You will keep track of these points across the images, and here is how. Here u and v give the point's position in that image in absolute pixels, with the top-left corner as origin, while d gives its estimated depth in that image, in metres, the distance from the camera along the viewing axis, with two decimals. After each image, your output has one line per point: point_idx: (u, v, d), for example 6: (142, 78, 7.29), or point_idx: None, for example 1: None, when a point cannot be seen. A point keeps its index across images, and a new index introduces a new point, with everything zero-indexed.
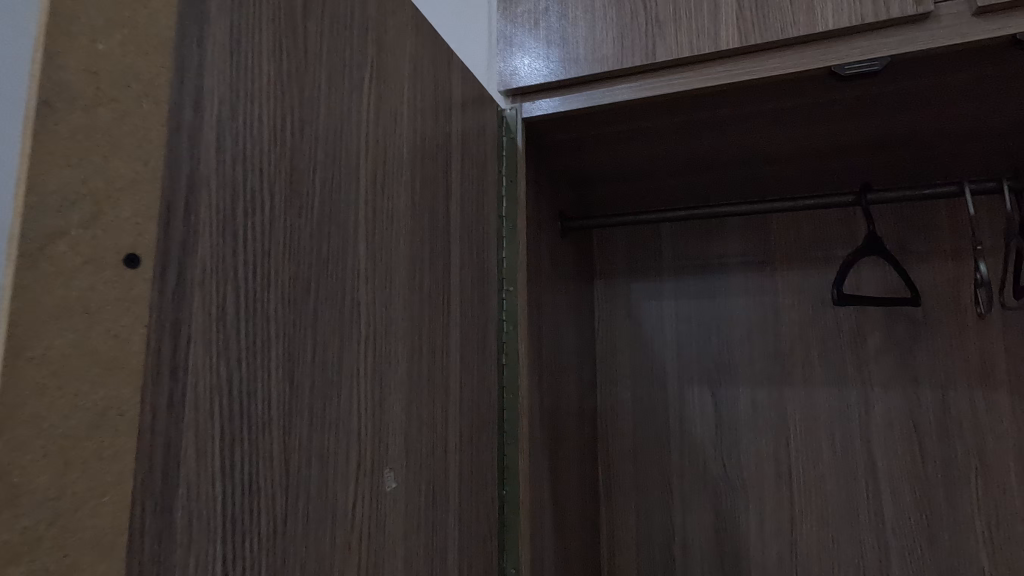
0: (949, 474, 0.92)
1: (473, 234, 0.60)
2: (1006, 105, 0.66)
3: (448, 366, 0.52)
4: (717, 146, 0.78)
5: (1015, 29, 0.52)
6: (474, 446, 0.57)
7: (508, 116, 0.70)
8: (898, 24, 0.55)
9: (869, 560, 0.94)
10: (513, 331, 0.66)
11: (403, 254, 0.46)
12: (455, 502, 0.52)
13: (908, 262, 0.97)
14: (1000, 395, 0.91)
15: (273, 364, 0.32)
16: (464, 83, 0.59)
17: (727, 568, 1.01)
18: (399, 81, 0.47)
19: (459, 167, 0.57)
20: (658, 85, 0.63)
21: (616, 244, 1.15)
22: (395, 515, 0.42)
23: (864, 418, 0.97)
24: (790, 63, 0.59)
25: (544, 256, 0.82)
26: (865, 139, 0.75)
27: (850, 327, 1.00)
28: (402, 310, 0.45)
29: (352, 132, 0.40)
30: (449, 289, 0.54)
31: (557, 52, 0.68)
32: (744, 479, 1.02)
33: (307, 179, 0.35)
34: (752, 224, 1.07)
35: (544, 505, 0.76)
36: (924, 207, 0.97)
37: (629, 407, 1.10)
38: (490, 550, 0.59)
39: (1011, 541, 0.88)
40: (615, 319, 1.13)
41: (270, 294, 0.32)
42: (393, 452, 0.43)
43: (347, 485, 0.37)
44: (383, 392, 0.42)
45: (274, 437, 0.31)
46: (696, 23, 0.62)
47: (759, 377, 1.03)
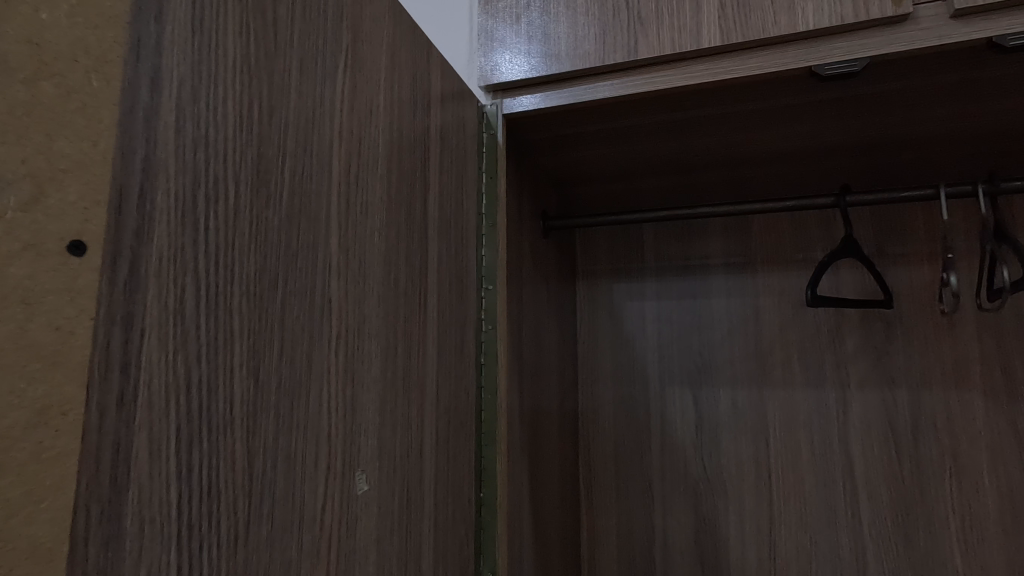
0: (923, 474, 0.93)
1: (452, 231, 0.59)
2: (982, 108, 0.67)
3: (424, 365, 0.51)
4: (699, 145, 0.78)
5: (992, 32, 0.52)
6: (451, 447, 0.56)
7: (489, 111, 0.69)
8: (877, 25, 0.56)
9: (846, 560, 0.94)
10: (492, 331, 0.65)
11: (378, 249, 0.44)
12: (431, 505, 0.51)
13: (885, 264, 0.99)
14: (973, 395, 0.93)
15: (237, 360, 0.30)
16: (444, 76, 0.58)
17: (707, 569, 1.01)
18: (376, 71, 0.45)
19: (438, 162, 0.56)
20: (640, 82, 0.63)
21: (598, 244, 1.15)
22: (367, 518, 0.41)
23: (841, 419, 0.98)
24: (772, 62, 0.59)
25: (525, 255, 0.81)
26: (844, 141, 0.76)
27: (828, 328, 1.00)
28: (377, 307, 0.44)
29: (325, 121, 0.39)
30: (426, 287, 0.52)
31: (539, 48, 0.67)
32: (724, 480, 1.02)
33: (276, 168, 0.34)
34: (732, 226, 1.07)
35: (524, 508, 0.75)
36: (901, 210, 0.98)
37: (610, 409, 1.10)
38: (468, 553, 0.58)
39: (983, 540, 0.89)
40: (598, 320, 1.13)
41: (235, 287, 0.30)
42: (366, 453, 0.41)
43: (316, 488, 0.35)
44: (356, 391, 0.40)
45: (236, 438, 0.30)
46: (679, 20, 0.61)
47: (740, 379, 1.04)
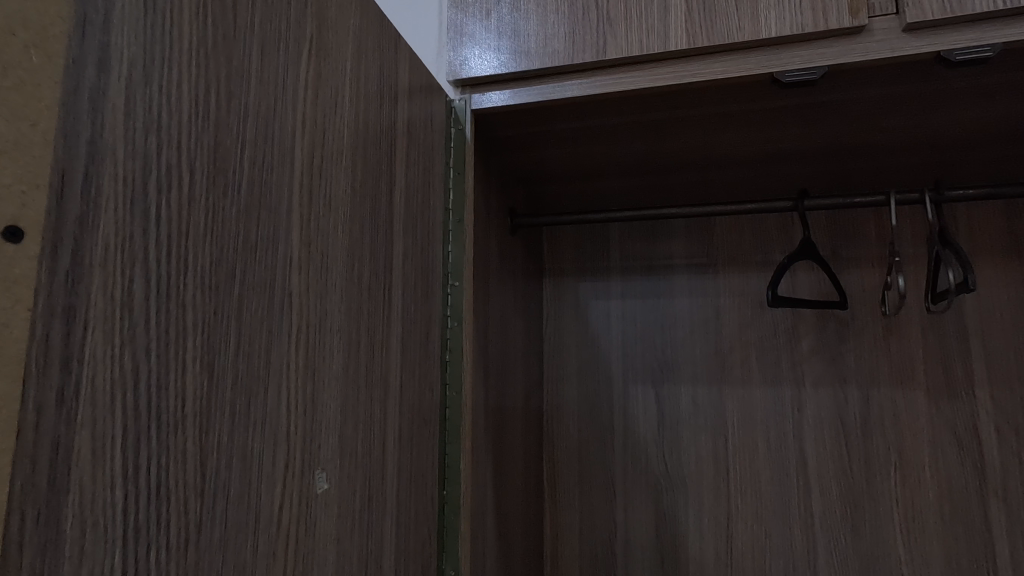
0: (870, 468, 0.97)
1: (418, 226, 0.58)
2: (930, 119, 0.70)
3: (387, 362, 0.50)
4: (665, 147, 0.79)
5: (940, 47, 0.55)
6: (414, 446, 0.55)
7: (457, 106, 0.68)
8: (835, 36, 0.57)
9: (798, 553, 0.98)
10: (457, 328, 0.65)
11: (342, 243, 0.43)
12: (393, 503, 0.50)
13: (839, 267, 1.02)
14: (917, 394, 0.97)
15: (190, 356, 0.29)
16: (412, 68, 0.57)
17: (666, 564, 1.03)
18: (342, 62, 0.44)
19: (405, 157, 0.55)
20: (608, 82, 0.63)
21: (565, 243, 1.16)
22: (326, 518, 0.40)
23: (796, 416, 1.01)
24: (735, 67, 0.60)
25: (491, 252, 0.81)
26: (801, 148, 0.79)
27: (785, 328, 1.04)
28: (339, 303, 0.43)
29: (288, 110, 0.38)
30: (391, 283, 0.51)
31: (509, 45, 0.67)
32: (684, 476, 1.04)
33: (235, 157, 0.33)
34: (696, 227, 1.09)
35: (488, 506, 0.75)
36: (855, 215, 1.02)
37: (575, 406, 1.11)
38: (430, 552, 0.57)
39: (923, 532, 0.94)
40: (564, 318, 1.14)
41: (189, 279, 0.29)
42: (326, 451, 0.40)
43: (273, 487, 0.35)
44: (316, 388, 0.39)
45: (188, 437, 0.29)
46: (647, 22, 0.62)
47: (700, 377, 1.06)
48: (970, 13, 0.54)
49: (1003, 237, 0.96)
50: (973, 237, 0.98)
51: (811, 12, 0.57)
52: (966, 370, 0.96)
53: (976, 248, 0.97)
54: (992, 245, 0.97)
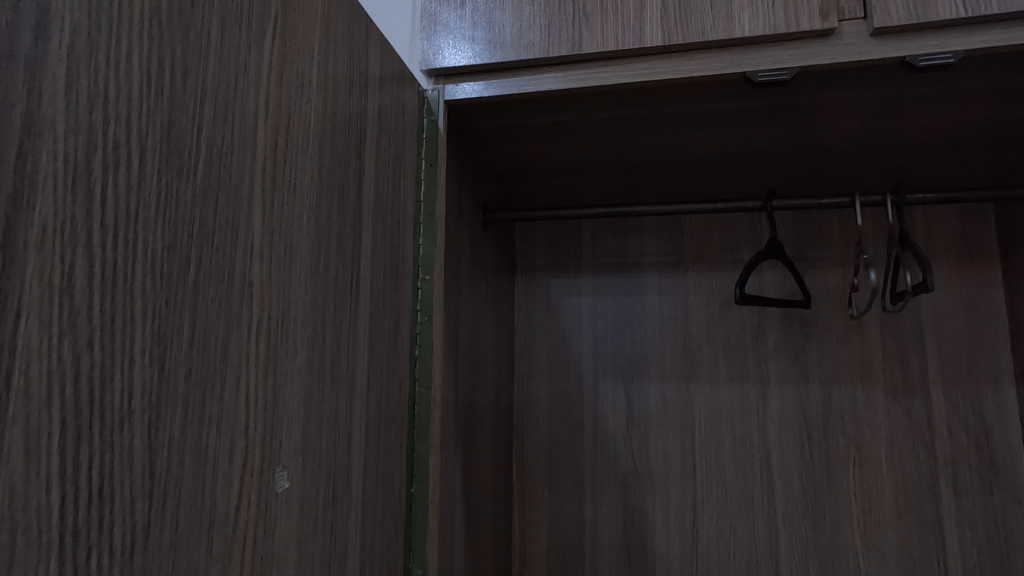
0: (831, 463, 1.00)
1: (388, 218, 0.56)
2: (895, 122, 0.71)
3: (354, 356, 0.49)
4: (639, 144, 0.79)
5: (906, 52, 0.56)
6: (380, 443, 0.53)
7: (430, 97, 0.67)
8: (806, 38, 0.58)
9: (761, 548, 1.00)
10: (428, 323, 0.64)
11: (307, 232, 0.42)
12: (359, 501, 0.49)
13: (804, 268, 1.05)
14: (876, 391, 1.00)
15: (139, 348, 0.27)
16: (384, 56, 0.56)
17: (633, 560, 1.03)
18: (309, 43, 0.43)
19: (375, 146, 0.54)
20: (583, 77, 0.63)
21: (538, 240, 1.15)
22: (287, 517, 0.38)
23: (761, 412, 1.03)
24: (709, 66, 0.60)
25: (464, 245, 0.80)
26: (771, 148, 0.80)
27: (752, 326, 1.06)
28: (304, 295, 0.41)
29: (251, 92, 0.36)
30: (359, 275, 0.50)
31: (483, 36, 0.66)
32: (652, 472, 1.05)
33: (191, 136, 0.31)
34: (667, 226, 1.11)
35: (456, 503, 0.74)
36: (820, 216, 1.05)
37: (545, 402, 1.11)
38: (396, 551, 0.56)
39: (879, 524, 0.97)
40: (535, 315, 1.13)
41: (138, 265, 0.27)
42: (287, 449, 0.39)
43: (229, 486, 0.33)
44: (277, 383, 0.38)
45: (135, 434, 0.27)
46: (622, 18, 0.62)
47: (669, 374, 1.07)
48: (934, 19, 0.55)
49: (958, 240, 1.00)
50: (930, 239, 1.01)
51: (783, 13, 0.58)
52: (922, 368, 0.99)
53: (933, 250, 1.01)
54: (947, 247, 1.00)
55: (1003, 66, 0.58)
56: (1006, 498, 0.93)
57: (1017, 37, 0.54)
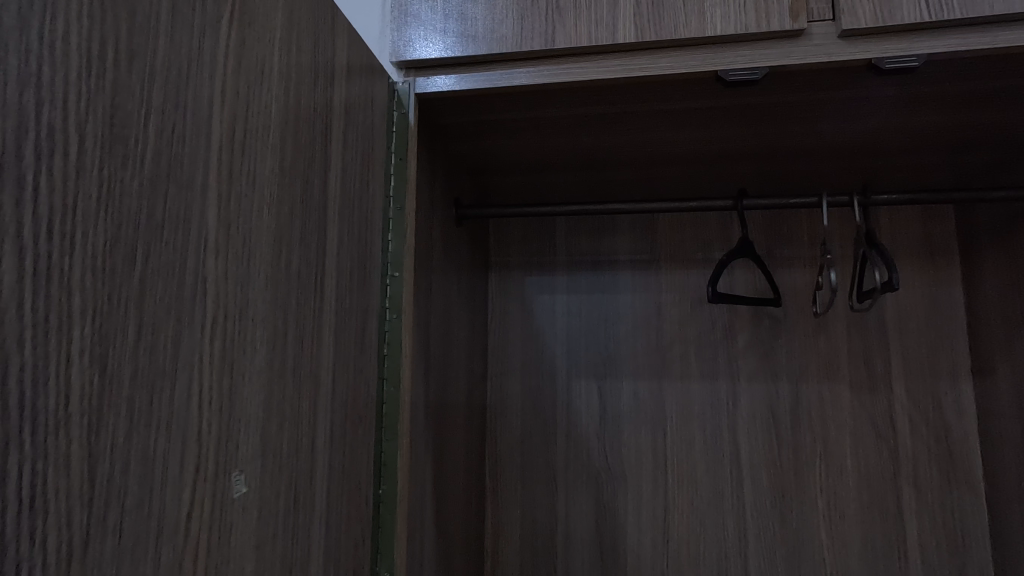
0: (798, 459, 1.01)
1: (355, 213, 0.55)
2: (861, 123, 0.73)
3: (318, 355, 0.47)
4: (612, 142, 0.79)
5: (873, 54, 0.57)
6: (347, 444, 0.52)
7: (400, 89, 0.65)
8: (777, 38, 0.58)
9: (730, 543, 1.01)
10: (397, 321, 0.62)
11: (267, 227, 0.40)
12: (323, 504, 0.47)
13: (773, 267, 1.06)
14: (841, 388, 1.02)
15: (77, 349, 0.25)
16: (351, 47, 0.54)
17: (605, 557, 1.04)
18: (270, 30, 0.41)
19: (342, 138, 0.52)
20: (556, 72, 0.62)
21: (512, 237, 1.15)
22: (243, 523, 0.37)
23: (731, 409, 1.04)
24: (681, 64, 0.60)
25: (435, 242, 0.79)
26: (742, 148, 0.80)
27: (723, 324, 1.07)
28: (263, 292, 0.40)
29: (205, 78, 0.34)
30: (324, 271, 0.48)
31: (455, 28, 0.64)
32: (624, 469, 1.06)
33: (137, 122, 0.29)
34: (640, 224, 1.11)
35: (426, 504, 0.73)
36: (788, 216, 1.06)
37: (518, 400, 1.10)
38: (363, 555, 0.55)
39: (844, 519, 0.99)
40: (509, 313, 1.13)
41: (76, 259, 0.26)
42: (244, 451, 0.37)
43: (180, 492, 0.31)
44: (234, 383, 0.36)
45: (73, 439, 0.25)
46: (595, 13, 0.61)
47: (642, 371, 1.08)
48: (900, 22, 0.56)
49: (920, 240, 1.03)
50: (894, 239, 1.04)
51: (754, 13, 0.58)
52: (885, 365, 1.01)
53: (897, 250, 1.03)
54: (909, 247, 1.03)
55: (963, 70, 0.60)
56: (963, 490, 0.97)
57: (978, 42, 0.55)
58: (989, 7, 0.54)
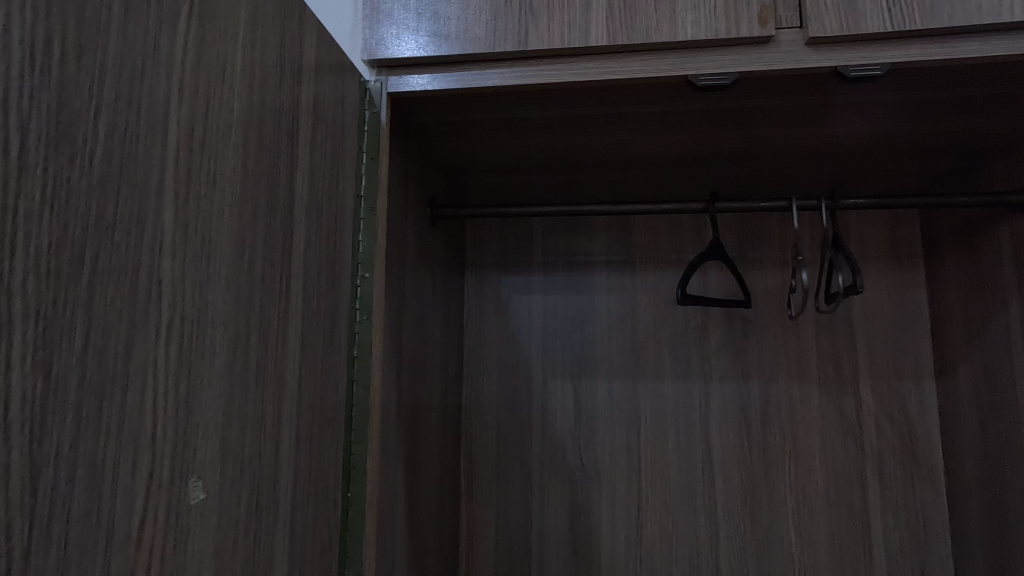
0: (768, 457, 1.03)
1: (324, 212, 0.54)
2: (830, 129, 0.74)
3: (284, 357, 0.46)
4: (587, 144, 0.80)
5: (838, 62, 0.58)
6: (314, 447, 0.51)
7: (372, 88, 0.65)
8: (746, 44, 0.59)
9: (702, 540, 1.02)
10: (367, 322, 0.62)
11: (228, 227, 0.39)
12: (287, 508, 0.46)
13: (746, 268, 1.08)
14: (810, 387, 1.04)
15: (18, 354, 0.25)
16: (320, 44, 0.53)
17: (579, 556, 1.04)
18: (232, 25, 0.40)
19: (310, 137, 0.51)
20: (529, 74, 0.62)
21: (488, 237, 1.15)
22: (201, 529, 0.36)
23: (703, 408, 1.06)
24: (653, 67, 0.61)
25: (409, 241, 0.78)
26: (714, 151, 0.81)
27: (696, 324, 1.08)
28: (224, 293, 0.39)
29: (162, 75, 0.33)
30: (289, 272, 0.47)
31: (428, 27, 0.64)
32: (598, 468, 1.06)
33: (86, 120, 0.28)
34: (616, 225, 1.12)
35: (398, 506, 0.73)
36: (760, 218, 1.08)
37: (494, 400, 1.10)
38: (330, 558, 0.54)
39: (812, 516, 1.01)
40: (485, 312, 1.13)
41: (17, 261, 0.25)
42: (202, 456, 0.36)
43: (131, 500, 0.31)
44: (192, 387, 0.36)
45: (13, 447, 0.24)
46: (568, 15, 0.61)
47: (617, 371, 1.08)
48: (864, 31, 0.57)
49: (886, 243, 1.06)
50: (862, 242, 1.06)
51: (724, 19, 0.59)
52: (852, 365, 1.04)
53: (864, 253, 1.06)
54: (876, 250, 1.06)
55: (924, 79, 0.61)
56: (925, 486, 0.99)
57: (937, 53, 0.57)
58: (948, 19, 0.55)
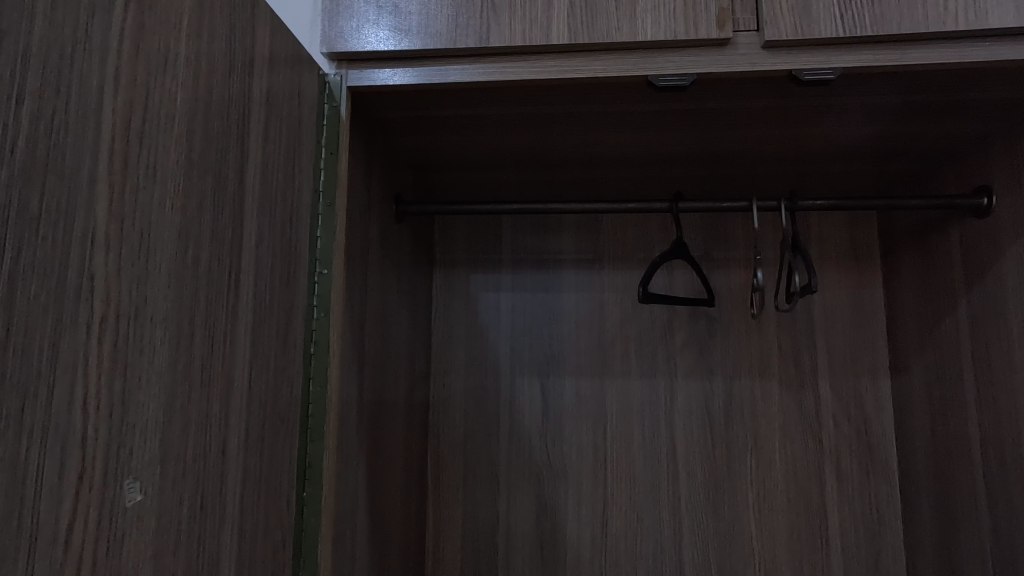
0: (731, 453, 1.05)
1: (278, 207, 0.53)
2: (789, 131, 0.76)
3: (232, 355, 0.45)
4: (553, 142, 0.80)
5: (793, 65, 0.59)
6: (266, 446, 0.50)
7: (332, 81, 0.64)
8: (704, 46, 0.60)
9: (666, 535, 1.04)
10: (325, 320, 0.61)
11: (170, 221, 0.38)
12: (236, 508, 0.45)
13: (710, 267, 1.10)
14: (772, 384, 1.06)
15: None
16: (274, 35, 0.52)
17: (545, 552, 1.05)
18: (175, 13, 0.39)
19: (262, 130, 0.50)
20: (491, 71, 0.62)
21: (457, 234, 1.14)
22: (139, 531, 0.35)
23: (668, 405, 1.07)
24: (614, 67, 0.61)
25: (372, 237, 0.77)
26: (678, 151, 0.82)
27: (662, 323, 1.09)
28: (166, 289, 0.38)
29: (94, 64, 0.32)
30: (239, 268, 0.46)
31: (389, 21, 0.63)
32: (565, 466, 1.07)
33: (5, 108, 0.27)
34: (585, 223, 1.12)
35: (358, 505, 0.72)
36: (724, 218, 1.10)
37: (461, 398, 1.10)
38: (283, 559, 0.53)
39: (772, 510, 1.03)
40: (453, 310, 1.12)
41: None
42: (140, 456, 0.35)
43: (57, 503, 0.29)
44: (128, 387, 0.34)
45: None
46: (530, 13, 0.61)
47: (584, 369, 1.09)
48: (818, 36, 0.58)
49: (846, 244, 1.08)
50: (822, 243, 1.09)
51: (683, 20, 0.59)
52: (812, 363, 1.06)
53: (825, 253, 1.08)
54: (836, 250, 1.08)
55: (876, 84, 0.63)
56: (880, 481, 1.02)
57: (887, 59, 0.58)
58: (898, 26, 0.57)
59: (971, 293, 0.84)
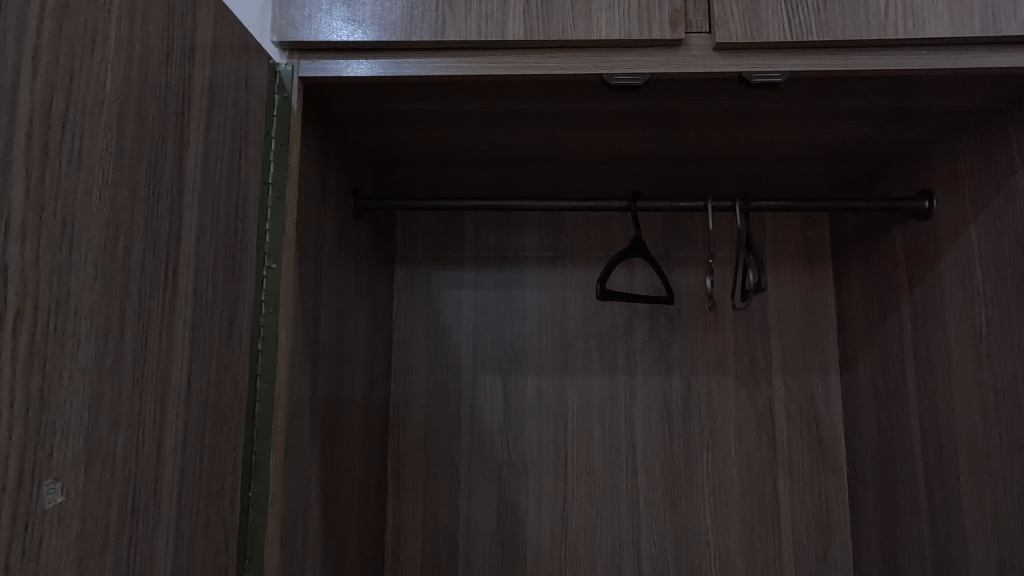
0: (688, 448, 1.07)
1: (222, 198, 0.51)
2: (742, 132, 0.77)
3: (169, 350, 0.44)
4: (511, 138, 0.80)
5: (743, 68, 0.60)
6: (207, 445, 0.49)
7: (283, 71, 0.62)
8: (657, 46, 0.61)
9: (624, 530, 1.05)
10: (273, 316, 0.59)
11: (97, 210, 0.37)
12: (172, 508, 0.44)
13: (669, 266, 1.11)
14: (728, 381, 1.09)
15: None
16: (219, 21, 0.51)
17: (506, 549, 1.05)
18: None
19: (205, 118, 0.49)
20: (446, 65, 0.62)
21: (419, 230, 1.13)
22: (60, 533, 0.34)
23: (628, 401, 1.08)
24: (569, 64, 0.61)
25: (327, 232, 0.76)
26: (636, 150, 0.83)
27: (622, 320, 1.11)
28: (93, 282, 0.36)
29: (8, 43, 0.31)
30: (177, 260, 0.45)
31: (342, 11, 0.62)
32: (525, 462, 1.07)
33: None
34: (547, 221, 1.13)
35: (310, 504, 0.70)
36: (683, 218, 1.12)
37: (422, 396, 1.09)
38: (225, 561, 0.52)
39: (727, 503, 1.05)
40: (415, 307, 1.11)
41: None
42: (61, 455, 0.34)
43: None
44: (46, 383, 0.33)
45: None
46: (486, 8, 0.61)
47: (545, 367, 1.10)
48: (767, 40, 0.59)
49: (799, 244, 1.11)
50: (777, 243, 1.11)
51: (637, 20, 0.60)
52: (767, 360, 1.09)
53: (779, 253, 1.11)
54: (790, 250, 1.11)
55: (822, 88, 0.65)
56: (829, 474, 1.06)
57: (832, 64, 0.60)
58: (842, 32, 0.59)
59: (914, 292, 0.88)
